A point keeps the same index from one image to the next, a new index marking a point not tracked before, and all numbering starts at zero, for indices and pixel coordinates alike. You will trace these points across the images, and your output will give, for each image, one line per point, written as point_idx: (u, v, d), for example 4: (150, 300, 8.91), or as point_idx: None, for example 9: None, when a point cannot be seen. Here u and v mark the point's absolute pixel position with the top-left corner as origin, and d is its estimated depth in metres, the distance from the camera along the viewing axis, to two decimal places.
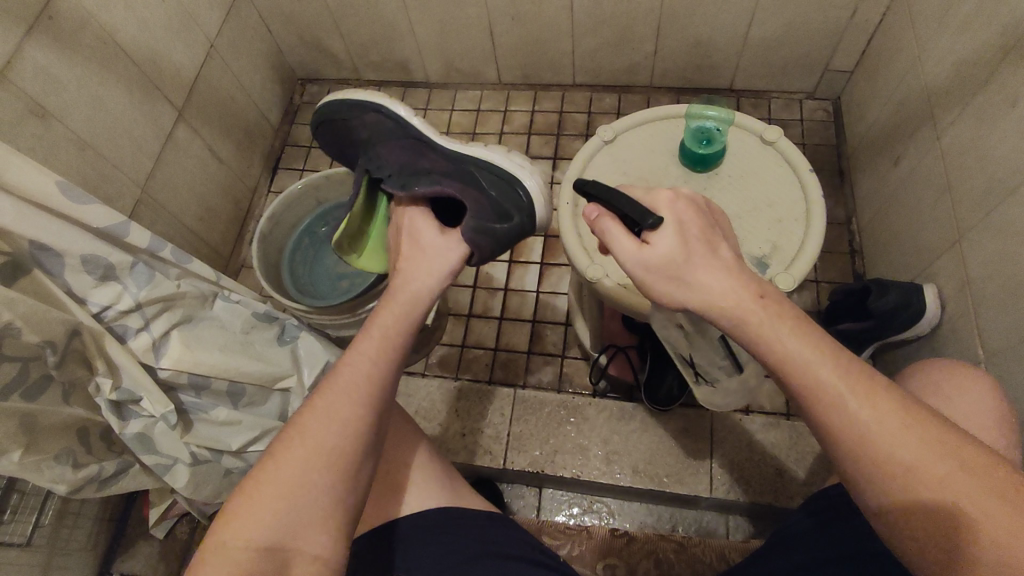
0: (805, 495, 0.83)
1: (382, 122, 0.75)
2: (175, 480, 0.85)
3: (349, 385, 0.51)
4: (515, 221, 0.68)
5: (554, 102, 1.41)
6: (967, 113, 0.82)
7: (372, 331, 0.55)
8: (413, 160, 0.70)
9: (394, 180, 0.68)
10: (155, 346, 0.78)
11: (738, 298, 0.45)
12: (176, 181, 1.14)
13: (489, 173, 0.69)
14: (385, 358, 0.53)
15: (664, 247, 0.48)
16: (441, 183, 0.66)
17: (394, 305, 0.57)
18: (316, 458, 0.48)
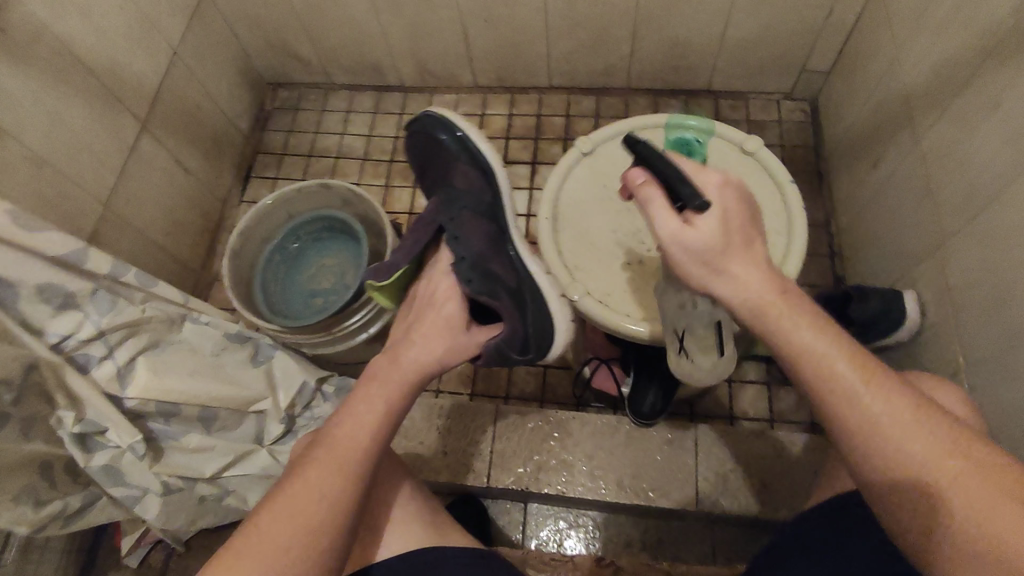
0: (790, 506, 0.83)
1: (482, 194, 0.70)
2: (145, 510, 0.82)
3: (344, 454, 0.50)
4: (529, 357, 0.70)
5: (532, 104, 1.39)
6: (946, 119, 0.82)
7: (369, 400, 0.54)
8: (488, 254, 0.67)
9: (465, 270, 0.65)
10: (120, 374, 0.76)
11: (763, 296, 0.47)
12: (141, 195, 1.10)
13: (543, 302, 0.67)
14: (385, 426, 0.53)
15: (706, 229, 0.47)
16: (498, 299, 0.66)
17: (399, 375, 0.57)
18: (298, 532, 0.46)
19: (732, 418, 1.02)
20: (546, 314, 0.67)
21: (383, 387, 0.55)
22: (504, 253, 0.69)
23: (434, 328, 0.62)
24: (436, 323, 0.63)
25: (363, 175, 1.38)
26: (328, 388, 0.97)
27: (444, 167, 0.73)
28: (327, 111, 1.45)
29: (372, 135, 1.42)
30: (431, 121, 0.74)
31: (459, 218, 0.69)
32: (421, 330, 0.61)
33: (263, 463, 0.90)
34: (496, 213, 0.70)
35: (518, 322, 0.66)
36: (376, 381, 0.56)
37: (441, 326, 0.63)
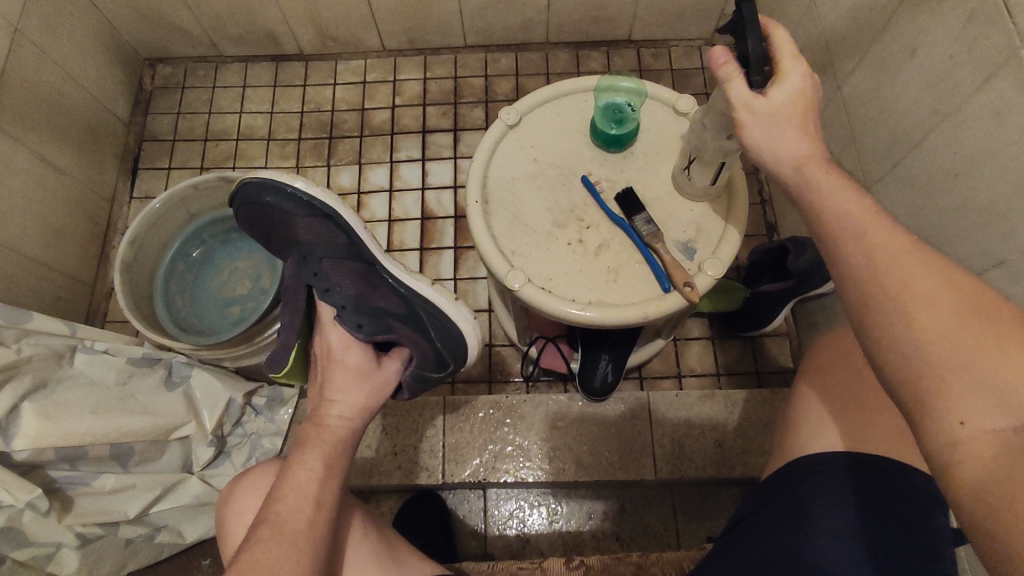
0: (744, 462, 0.84)
1: (335, 240, 0.68)
2: (61, 568, 0.73)
3: (296, 525, 0.51)
4: (449, 369, 0.71)
5: (447, 67, 1.30)
6: (866, 63, 0.81)
7: (304, 469, 0.55)
8: (368, 294, 0.67)
9: (351, 316, 0.65)
10: (1, 426, 0.65)
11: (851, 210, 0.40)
12: (4, 205, 0.95)
13: (438, 317, 0.68)
14: (327, 489, 0.54)
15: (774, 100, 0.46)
16: (395, 331, 0.67)
17: (327, 438, 0.58)
18: None
19: (680, 377, 1.02)
20: (446, 325, 0.68)
21: (316, 454, 0.56)
22: (383, 288, 0.69)
23: (350, 382, 0.63)
24: (349, 376, 0.63)
25: (269, 157, 1.25)
26: (259, 400, 0.89)
27: (286, 227, 0.70)
28: (219, 87, 1.30)
29: (274, 111, 1.28)
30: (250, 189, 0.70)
31: (322, 270, 0.67)
32: (336, 386, 0.62)
33: (196, 492, 0.82)
34: (358, 251, 0.69)
35: (422, 345, 0.67)
36: (308, 446, 0.57)
37: (356, 375, 0.64)
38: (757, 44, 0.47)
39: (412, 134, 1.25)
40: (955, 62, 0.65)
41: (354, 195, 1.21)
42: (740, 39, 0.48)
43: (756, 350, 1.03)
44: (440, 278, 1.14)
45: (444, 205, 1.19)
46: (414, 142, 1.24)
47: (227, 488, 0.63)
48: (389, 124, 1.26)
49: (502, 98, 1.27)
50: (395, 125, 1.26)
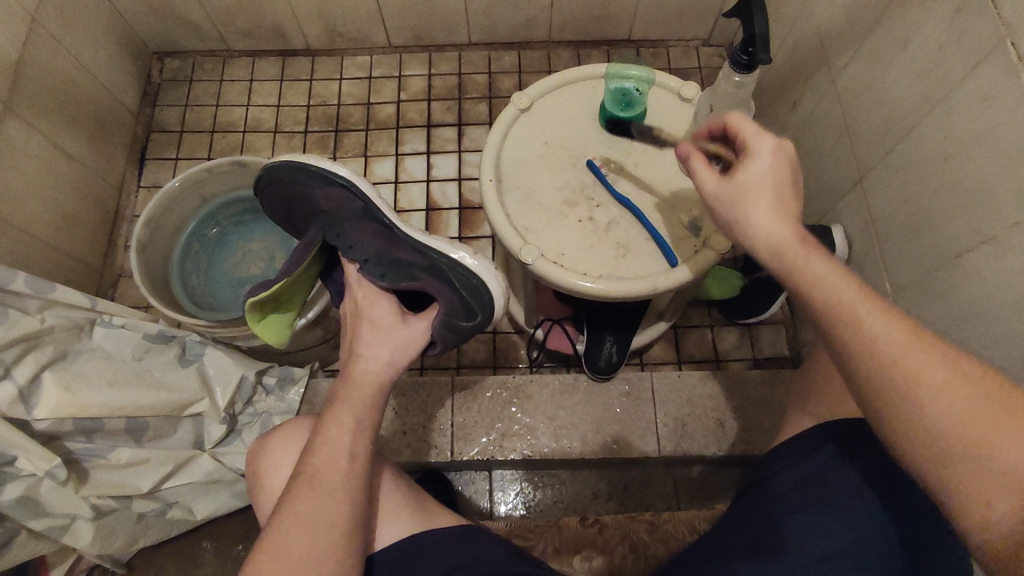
0: (744, 440, 0.87)
1: (353, 206, 0.70)
2: (76, 539, 0.75)
3: (331, 476, 0.53)
4: (480, 321, 0.67)
5: (452, 63, 1.33)
6: (860, 57, 0.84)
7: (337, 424, 0.56)
8: (389, 246, 0.68)
9: (371, 267, 0.66)
10: (23, 394, 0.67)
11: (780, 236, 0.44)
12: (17, 188, 0.96)
13: (461, 270, 0.67)
14: (360, 442, 0.55)
15: (752, 178, 0.46)
16: (418, 278, 0.66)
17: (358, 392, 0.58)
18: (314, 560, 0.49)
19: (680, 363, 1.05)
20: (471, 275, 0.67)
21: (347, 408, 0.57)
22: (404, 244, 0.68)
23: (377, 336, 0.62)
24: (375, 331, 0.63)
25: (276, 149, 1.28)
26: (270, 379, 0.89)
27: (311, 202, 0.72)
28: (226, 81, 1.32)
29: (281, 105, 1.30)
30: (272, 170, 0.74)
31: (344, 231, 0.69)
32: (364, 340, 0.62)
33: (207, 469, 0.83)
34: (375, 214, 0.70)
35: (448, 294, 0.66)
36: (339, 400, 0.57)
37: (381, 329, 0.63)
38: (763, 23, 0.55)
39: (417, 128, 1.28)
40: (945, 51, 0.68)
41: None
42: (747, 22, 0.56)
43: (753, 337, 1.06)
44: None
45: (448, 197, 1.22)
46: (419, 136, 1.27)
47: (261, 439, 0.65)
48: (395, 118, 1.29)
49: (505, 94, 1.30)
50: (401, 118, 1.28)
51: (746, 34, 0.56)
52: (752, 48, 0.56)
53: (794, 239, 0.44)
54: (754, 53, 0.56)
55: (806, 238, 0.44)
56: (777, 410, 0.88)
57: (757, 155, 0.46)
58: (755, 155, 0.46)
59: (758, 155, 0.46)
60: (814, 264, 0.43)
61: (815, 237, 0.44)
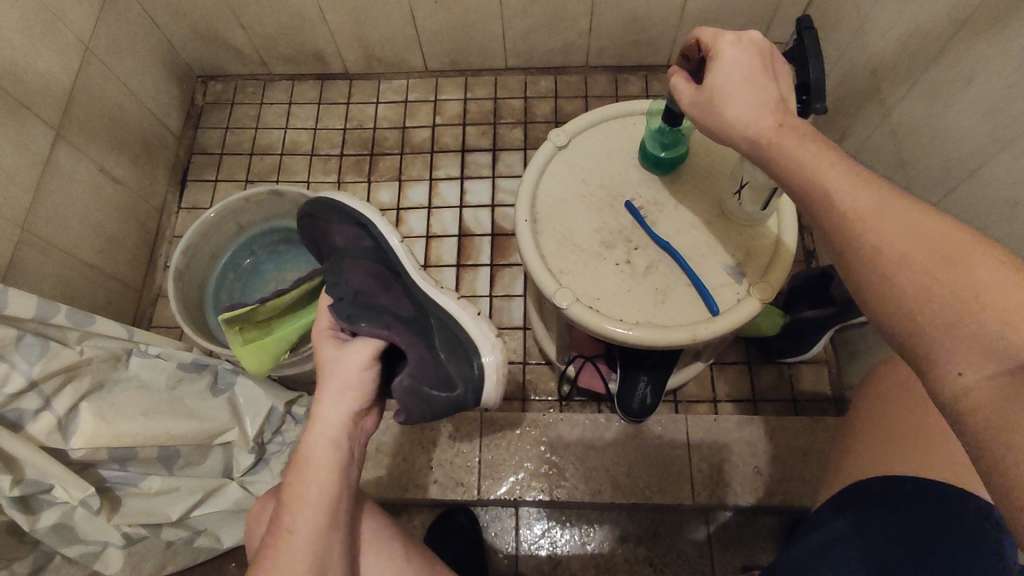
0: (784, 490, 0.83)
1: (363, 243, 0.70)
2: (107, 565, 0.76)
3: (278, 567, 0.51)
4: (455, 393, 0.63)
5: (487, 88, 1.32)
6: (916, 91, 0.81)
7: (296, 507, 0.54)
8: (375, 293, 0.65)
9: (342, 308, 0.62)
10: (61, 425, 0.67)
11: (759, 125, 0.48)
12: (64, 211, 0.98)
13: (449, 330, 0.65)
14: (319, 523, 0.53)
15: (721, 68, 0.51)
16: (389, 328, 0.61)
17: (315, 468, 0.55)
18: None
19: (715, 402, 1.01)
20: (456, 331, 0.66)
21: (305, 488, 0.54)
22: (393, 291, 0.67)
23: (336, 399, 0.58)
24: (334, 393, 0.59)
25: (312, 172, 1.29)
26: (299, 410, 0.91)
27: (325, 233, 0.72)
28: (266, 104, 1.34)
29: (318, 127, 1.32)
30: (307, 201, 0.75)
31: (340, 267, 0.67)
32: (322, 404, 0.58)
33: (235, 497, 0.83)
34: (385, 258, 0.70)
35: (422, 354, 0.62)
36: (289, 479, 0.56)
37: (343, 386, 0.59)
38: (818, 73, 0.51)
39: (451, 152, 1.28)
40: (1014, 91, 0.65)
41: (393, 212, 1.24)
42: (801, 69, 0.53)
43: (793, 377, 1.02)
44: (475, 295, 1.15)
45: (480, 222, 1.21)
46: (453, 161, 1.27)
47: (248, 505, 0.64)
48: (430, 143, 1.29)
49: (541, 119, 1.29)
50: (436, 143, 1.28)
51: (801, 81, 0.53)
52: (806, 96, 0.52)
53: (772, 127, 0.47)
54: (808, 101, 0.52)
55: (792, 125, 0.47)
56: (819, 460, 0.84)
57: (723, 51, 0.51)
58: (718, 54, 0.51)
59: (722, 51, 0.51)
60: (790, 140, 0.46)
61: (792, 123, 0.47)
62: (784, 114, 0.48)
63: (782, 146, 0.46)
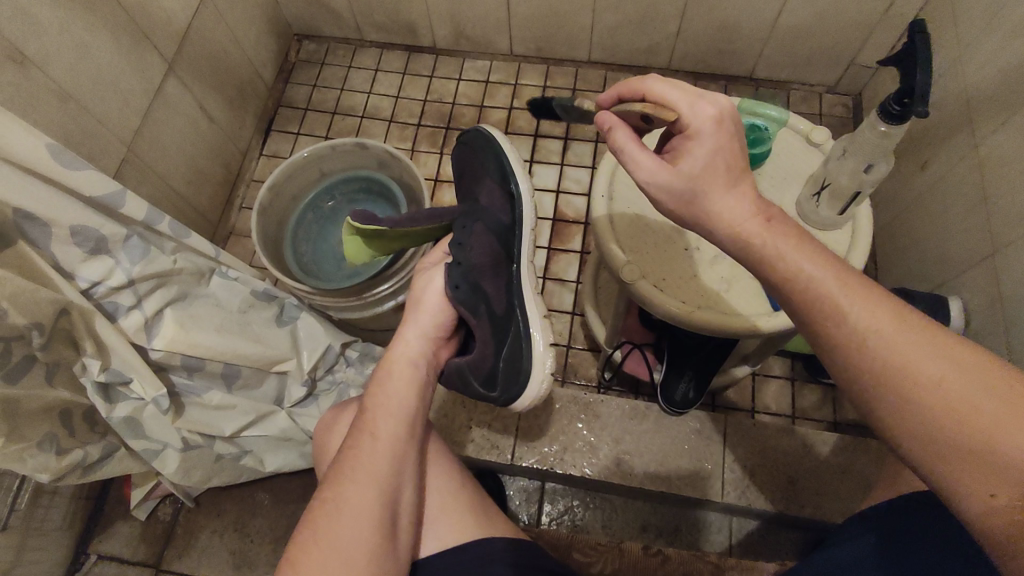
0: (816, 504, 0.83)
1: (499, 218, 0.68)
2: (164, 465, 0.82)
3: (358, 464, 0.54)
4: (491, 395, 0.67)
5: (568, 78, 1.35)
6: (1011, 125, 0.79)
7: (381, 415, 0.57)
8: (485, 276, 0.65)
9: (456, 274, 0.64)
10: (147, 325, 0.73)
11: (743, 220, 0.44)
12: (164, 140, 1.05)
13: (519, 343, 0.66)
14: (401, 434, 0.56)
15: (690, 161, 0.45)
16: (477, 316, 0.65)
17: (400, 384, 0.59)
18: (347, 552, 0.49)
19: (754, 411, 1.01)
20: (522, 355, 0.66)
21: (392, 401, 0.58)
22: (501, 276, 0.67)
23: (424, 329, 0.64)
24: (423, 323, 0.64)
25: (388, 137, 1.34)
26: (352, 353, 0.95)
27: (478, 183, 0.71)
28: (355, 68, 1.40)
29: (400, 96, 1.37)
30: (478, 136, 0.74)
31: (470, 228, 0.66)
32: (409, 329, 0.64)
33: (283, 425, 0.89)
34: (508, 240, 0.68)
35: (488, 350, 0.65)
36: (372, 393, 0.59)
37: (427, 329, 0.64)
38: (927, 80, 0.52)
39: (523, 136, 1.31)
40: None
41: None
42: (907, 71, 0.53)
43: (836, 399, 1.01)
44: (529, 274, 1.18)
45: (543, 206, 1.24)
46: (525, 144, 1.30)
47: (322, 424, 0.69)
48: (504, 123, 1.32)
49: None
50: (510, 125, 1.32)
51: (903, 84, 0.54)
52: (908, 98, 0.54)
53: (759, 227, 0.44)
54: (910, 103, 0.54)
55: (778, 232, 0.43)
56: (856, 480, 0.83)
57: (699, 131, 0.46)
58: (696, 133, 0.46)
59: (702, 130, 0.45)
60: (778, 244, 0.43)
61: (779, 221, 0.44)
62: (766, 204, 0.45)
63: (780, 253, 0.43)
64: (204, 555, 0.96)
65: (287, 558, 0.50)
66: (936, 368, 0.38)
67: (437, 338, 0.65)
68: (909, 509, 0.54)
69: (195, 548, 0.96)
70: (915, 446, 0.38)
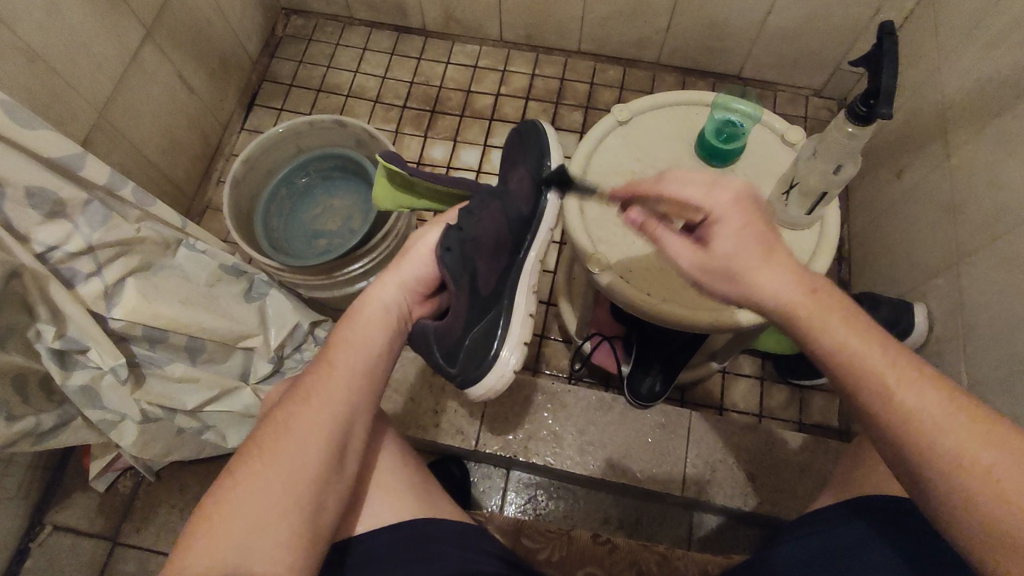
0: (773, 501, 0.83)
1: (520, 206, 0.64)
2: (121, 437, 0.80)
3: (311, 395, 0.51)
4: (448, 370, 0.62)
5: (556, 67, 1.34)
6: (984, 135, 0.80)
7: (344, 349, 0.54)
8: (482, 255, 0.61)
9: (451, 238, 0.58)
10: (108, 294, 0.71)
11: (795, 292, 0.43)
12: (139, 108, 1.03)
13: (488, 330, 0.64)
14: (361, 372, 0.53)
15: (724, 249, 0.45)
16: (458, 287, 0.59)
17: (371, 321, 0.56)
18: (285, 484, 0.48)
19: (721, 409, 1.02)
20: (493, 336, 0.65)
21: (357, 335, 0.55)
22: (495, 261, 0.63)
23: (406, 275, 0.60)
24: (407, 268, 0.60)
25: (372, 118, 1.32)
26: (321, 333, 0.95)
27: (511, 168, 0.66)
28: (342, 46, 1.38)
29: (386, 77, 1.35)
30: (530, 128, 0.68)
31: (485, 201, 0.61)
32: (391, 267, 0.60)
33: (246, 401, 0.88)
34: (520, 232, 0.65)
35: (457, 325, 0.60)
36: (341, 324, 0.56)
37: (406, 277, 0.59)
38: (893, 81, 0.52)
39: (509, 123, 1.30)
40: None
41: (443, 169, 1.26)
42: (875, 72, 0.53)
43: (803, 400, 1.02)
44: None
45: None
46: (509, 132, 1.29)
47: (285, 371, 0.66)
48: (490, 110, 1.31)
49: (602, 107, 1.30)
50: (496, 111, 1.31)
51: (870, 86, 0.55)
52: (874, 100, 0.54)
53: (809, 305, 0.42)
54: (875, 105, 0.54)
55: (828, 304, 0.42)
56: (814, 480, 0.84)
57: (719, 217, 0.45)
58: (717, 219, 0.45)
59: (723, 216, 0.45)
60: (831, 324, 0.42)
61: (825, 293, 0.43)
62: (810, 276, 0.44)
63: (822, 326, 0.42)
64: (163, 529, 0.95)
65: (225, 477, 0.49)
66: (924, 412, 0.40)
67: (416, 285, 0.61)
68: (854, 508, 0.55)
69: (154, 521, 0.95)
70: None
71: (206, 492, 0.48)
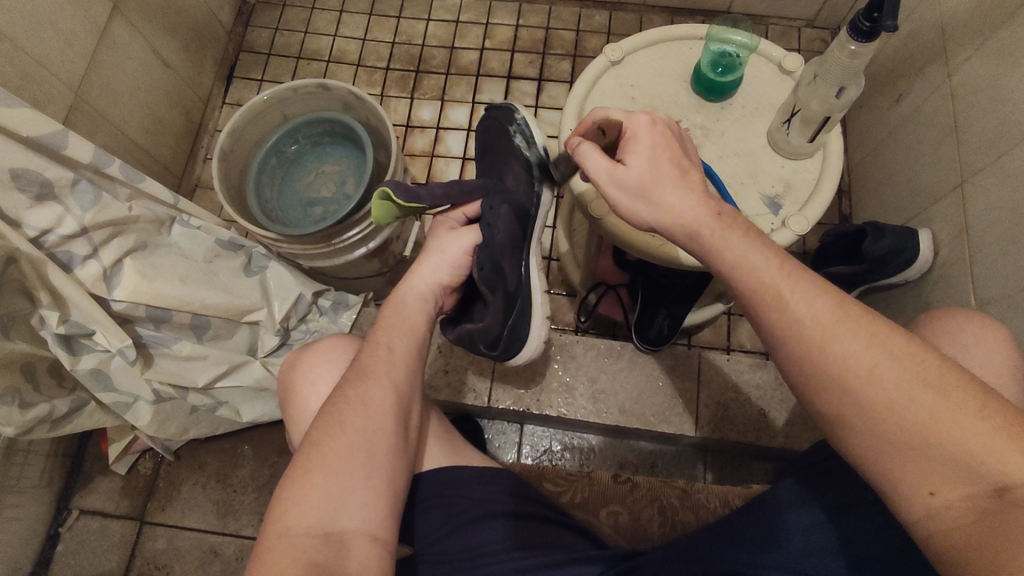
0: (787, 435, 0.84)
1: (523, 200, 0.65)
2: (137, 417, 0.81)
3: (375, 369, 0.54)
4: (494, 354, 0.69)
5: (540, 16, 1.30)
6: (985, 50, 0.78)
7: (392, 333, 0.57)
8: (505, 257, 0.64)
9: (482, 257, 0.62)
10: (107, 275, 0.70)
11: (698, 214, 0.44)
12: (115, 86, 1.00)
13: (525, 316, 0.68)
14: (410, 353, 0.57)
15: (636, 165, 0.46)
16: (492, 295, 0.64)
17: (413, 311, 0.60)
18: (370, 449, 0.49)
19: (729, 349, 1.02)
20: (525, 322, 0.68)
21: (403, 320, 0.58)
22: (516, 256, 0.66)
23: (434, 274, 0.63)
24: (434, 266, 0.63)
25: (355, 82, 1.29)
26: (324, 302, 0.95)
27: (505, 165, 0.67)
28: (318, 9, 1.33)
29: (366, 39, 1.31)
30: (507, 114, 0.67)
31: (496, 208, 0.63)
32: (424, 261, 0.63)
33: (257, 375, 0.88)
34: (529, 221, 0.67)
35: (497, 322, 0.65)
36: (384, 313, 0.59)
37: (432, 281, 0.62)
38: None
39: (496, 78, 1.26)
40: None
41: (433, 130, 1.24)
42: None
43: None
44: None
45: None
46: (498, 87, 1.26)
47: (293, 361, 0.66)
48: (476, 65, 1.27)
49: (590, 54, 1.27)
50: (482, 66, 1.27)
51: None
52: (876, 14, 0.53)
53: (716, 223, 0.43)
54: (878, 19, 0.53)
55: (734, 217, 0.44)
56: None
57: (637, 134, 0.47)
58: (633, 137, 0.47)
59: (638, 134, 0.47)
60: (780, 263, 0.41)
61: (731, 214, 0.44)
62: (715, 200, 0.45)
63: (726, 245, 0.43)
64: (187, 506, 0.96)
65: (305, 454, 0.48)
66: (870, 348, 0.38)
67: (447, 282, 0.64)
68: None
69: (178, 500, 0.96)
70: (860, 353, 0.38)
71: (289, 468, 0.48)
